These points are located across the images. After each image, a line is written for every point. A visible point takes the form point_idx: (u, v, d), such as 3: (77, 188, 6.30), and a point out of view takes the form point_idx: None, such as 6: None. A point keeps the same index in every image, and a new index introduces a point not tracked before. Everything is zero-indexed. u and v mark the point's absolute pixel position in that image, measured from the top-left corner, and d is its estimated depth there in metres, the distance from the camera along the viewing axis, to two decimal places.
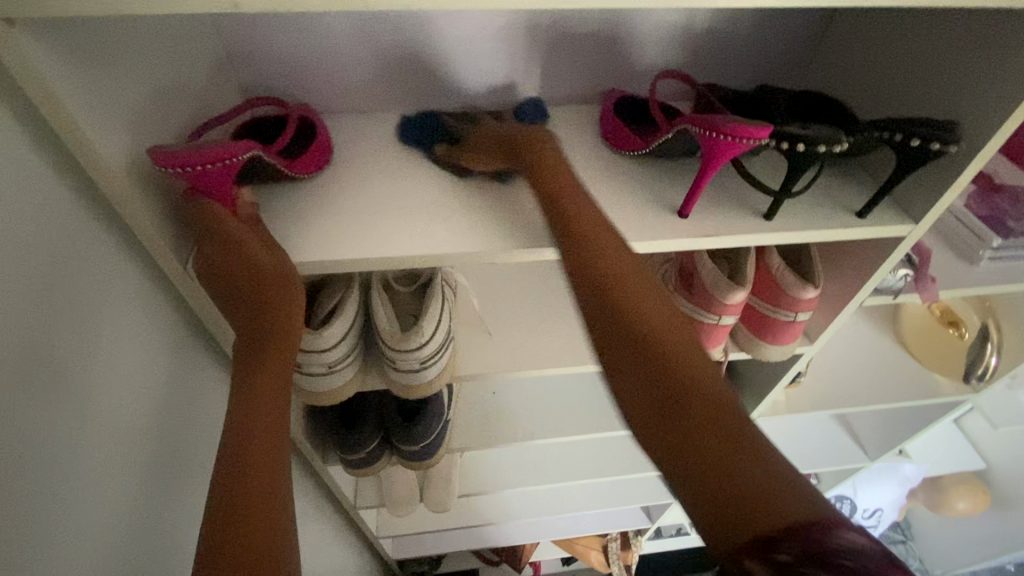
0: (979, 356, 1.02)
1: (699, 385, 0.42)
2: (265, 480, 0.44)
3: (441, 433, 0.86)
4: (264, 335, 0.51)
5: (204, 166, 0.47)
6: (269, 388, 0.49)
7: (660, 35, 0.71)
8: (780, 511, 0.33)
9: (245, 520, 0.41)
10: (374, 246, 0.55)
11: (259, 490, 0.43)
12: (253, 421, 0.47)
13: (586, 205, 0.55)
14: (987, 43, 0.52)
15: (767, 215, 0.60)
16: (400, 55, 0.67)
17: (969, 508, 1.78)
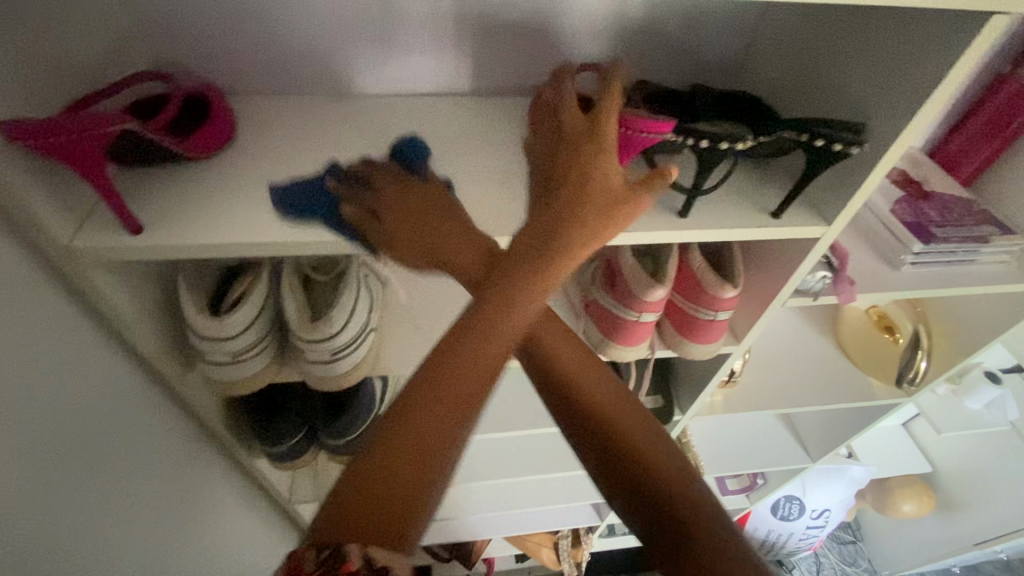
0: (911, 361, 1.04)
1: (593, 379, 0.52)
2: (426, 438, 0.43)
3: (369, 426, 0.85)
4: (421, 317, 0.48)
5: (69, 136, 0.45)
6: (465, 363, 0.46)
7: (591, 28, 0.70)
8: (663, 468, 0.47)
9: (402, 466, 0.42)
10: (284, 229, 0.54)
11: (417, 464, 0.42)
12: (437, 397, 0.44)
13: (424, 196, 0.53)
14: (897, 46, 0.53)
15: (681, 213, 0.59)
16: (322, 37, 0.66)
17: (914, 511, 1.82)
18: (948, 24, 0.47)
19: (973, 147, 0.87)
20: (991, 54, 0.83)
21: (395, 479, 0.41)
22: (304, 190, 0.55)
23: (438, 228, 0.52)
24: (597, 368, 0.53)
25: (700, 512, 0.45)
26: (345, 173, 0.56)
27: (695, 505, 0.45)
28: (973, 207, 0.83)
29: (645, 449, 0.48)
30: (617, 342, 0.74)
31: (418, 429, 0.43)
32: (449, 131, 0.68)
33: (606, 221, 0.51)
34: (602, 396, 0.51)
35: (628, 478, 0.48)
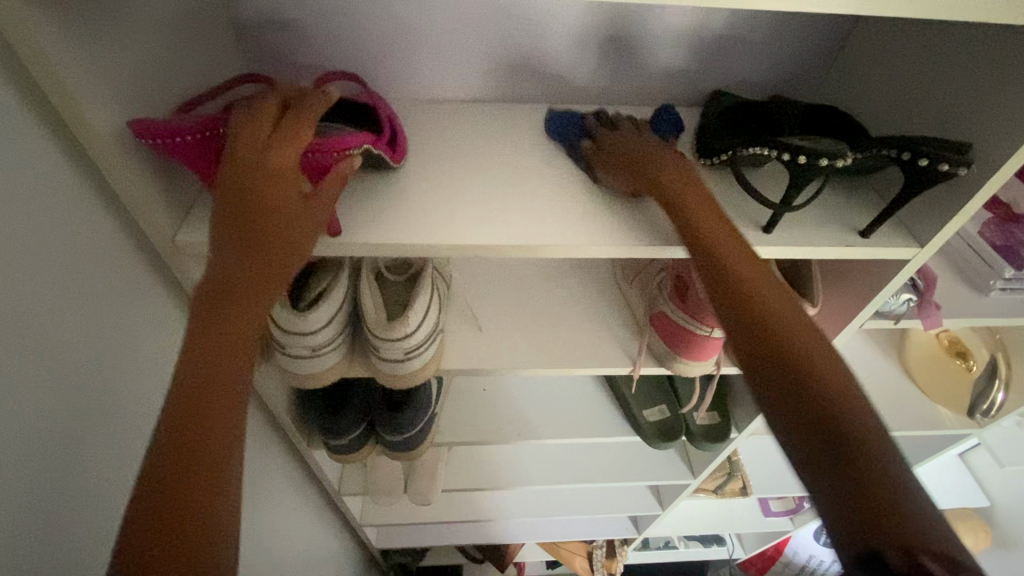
0: (987, 390, 1.00)
1: (779, 307, 0.45)
2: (227, 399, 0.39)
3: (427, 425, 0.86)
4: (257, 242, 0.45)
5: (191, 136, 0.47)
6: (223, 332, 0.41)
7: (672, 38, 0.70)
8: (865, 425, 0.37)
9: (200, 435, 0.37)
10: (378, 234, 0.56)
11: (206, 444, 0.36)
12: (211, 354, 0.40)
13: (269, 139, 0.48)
14: (1011, 64, 0.50)
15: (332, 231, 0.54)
16: (409, 43, 0.68)
17: (968, 546, 1.74)
18: None
19: None
20: None
21: (186, 446, 0.36)
22: (572, 121, 0.70)
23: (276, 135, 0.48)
24: (791, 304, 0.46)
25: (902, 496, 0.33)
26: (590, 130, 0.67)
27: (905, 488, 0.33)
28: None
29: (834, 396, 0.39)
30: (681, 356, 0.75)
31: (211, 411, 0.38)
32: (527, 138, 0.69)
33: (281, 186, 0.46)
34: (791, 325, 0.44)
35: (807, 406, 0.39)
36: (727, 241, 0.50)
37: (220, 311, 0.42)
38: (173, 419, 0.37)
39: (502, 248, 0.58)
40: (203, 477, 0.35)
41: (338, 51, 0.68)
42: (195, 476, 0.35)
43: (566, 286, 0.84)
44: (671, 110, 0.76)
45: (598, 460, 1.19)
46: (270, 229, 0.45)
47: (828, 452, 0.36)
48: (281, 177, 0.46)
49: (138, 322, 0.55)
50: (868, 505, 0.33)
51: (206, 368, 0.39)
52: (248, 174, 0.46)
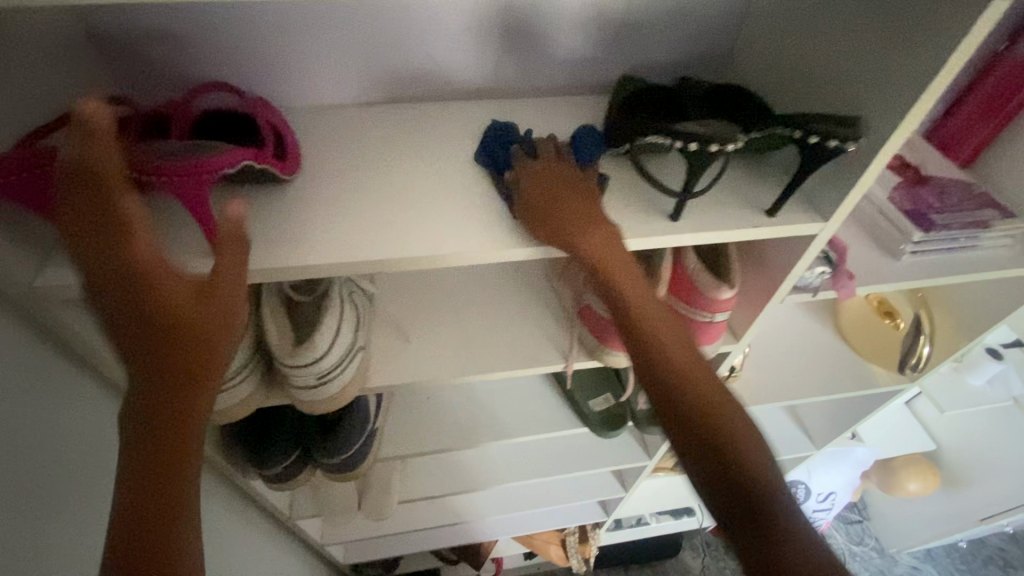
0: (913, 347, 1.02)
1: (635, 293, 0.57)
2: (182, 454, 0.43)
3: (366, 442, 0.83)
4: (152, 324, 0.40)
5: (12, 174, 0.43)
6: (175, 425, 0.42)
7: (571, 25, 0.68)
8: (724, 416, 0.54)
9: (160, 483, 0.42)
10: (270, 257, 0.53)
11: (172, 489, 0.42)
12: (162, 427, 0.42)
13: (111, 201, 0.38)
14: (890, 32, 0.50)
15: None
16: (292, 48, 0.64)
17: (920, 489, 1.82)
18: (945, 5, 0.45)
19: (968, 131, 0.86)
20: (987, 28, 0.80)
21: (150, 495, 0.42)
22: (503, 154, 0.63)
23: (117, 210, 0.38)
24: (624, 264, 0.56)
25: (753, 463, 0.52)
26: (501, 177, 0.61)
27: (757, 460, 0.52)
28: (969, 190, 0.81)
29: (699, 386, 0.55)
30: (611, 348, 0.74)
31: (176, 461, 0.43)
32: (430, 140, 0.66)
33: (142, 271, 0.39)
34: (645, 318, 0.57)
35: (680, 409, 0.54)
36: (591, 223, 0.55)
37: (165, 399, 0.42)
38: (141, 478, 0.42)
39: (406, 260, 0.55)
40: (169, 520, 0.42)
41: (215, 62, 0.63)
42: (160, 517, 0.41)
43: (495, 287, 0.82)
44: (579, 98, 0.74)
45: (554, 453, 1.18)
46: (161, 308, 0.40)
47: (701, 446, 0.53)
48: (128, 250, 0.39)
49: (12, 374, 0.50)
50: (736, 497, 0.50)
51: (159, 442, 0.42)
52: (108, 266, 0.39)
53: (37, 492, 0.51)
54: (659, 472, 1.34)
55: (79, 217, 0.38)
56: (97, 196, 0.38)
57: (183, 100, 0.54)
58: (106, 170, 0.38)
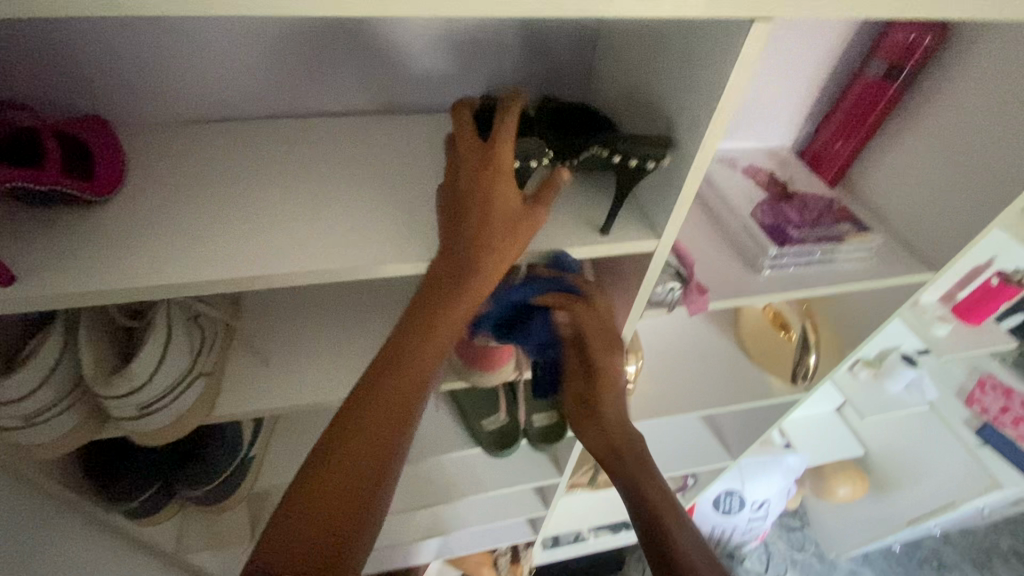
0: (802, 357, 1.04)
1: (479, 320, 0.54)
2: (380, 452, 0.50)
3: (236, 469, 0.81)
4: (423, 345, 0.51)
5: None
6: (366, 435, 0.49)
7: (423, 42, 0.68)
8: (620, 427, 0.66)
9: (351, 474, 0.49)
10: (64, 281, 0.49)
11: (354, 480, 0.49)
12: (351, 438, 0.49)
13: (476, 271, 0.51)
14: (693, 55, 0.51)
15: (5, 281, 0.48)
16: (119, 63, 0.61)
17: (848, 494, 1.85)
18: (729, 29, 0.46)
19: (832, 149, 0.89)
20: (842, 51, 0.84)
21: (326, 490, 0.48)
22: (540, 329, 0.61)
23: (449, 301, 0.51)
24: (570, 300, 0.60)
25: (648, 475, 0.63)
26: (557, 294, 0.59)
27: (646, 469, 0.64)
28: (830, 204, 0.84)
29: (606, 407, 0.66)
30: (476, 367, 0.73)
31: (359, 453, 0.49)
32: (274, 160, 0.64)
33: (450, 309, 0.51)
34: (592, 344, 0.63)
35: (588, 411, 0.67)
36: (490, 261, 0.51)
37: (370, 414, 0.49)
38: (322, 472, 0.48)
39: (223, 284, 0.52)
40: (353, 500, 0.48)
41: (35, 77, 0.59)
42: (335, 498, 0.48)
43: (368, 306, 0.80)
44: (441, 116, 0.73)
45: (463, 473, 1.16)
46: (436, 340, 0.51)
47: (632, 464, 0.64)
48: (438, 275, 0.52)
49: None
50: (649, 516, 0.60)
51: (353, 445, 0.49)
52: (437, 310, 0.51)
53: None
54: (577, 488, 1.33)
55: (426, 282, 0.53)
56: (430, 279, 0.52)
57: None
58: (451, 288, 0.51)
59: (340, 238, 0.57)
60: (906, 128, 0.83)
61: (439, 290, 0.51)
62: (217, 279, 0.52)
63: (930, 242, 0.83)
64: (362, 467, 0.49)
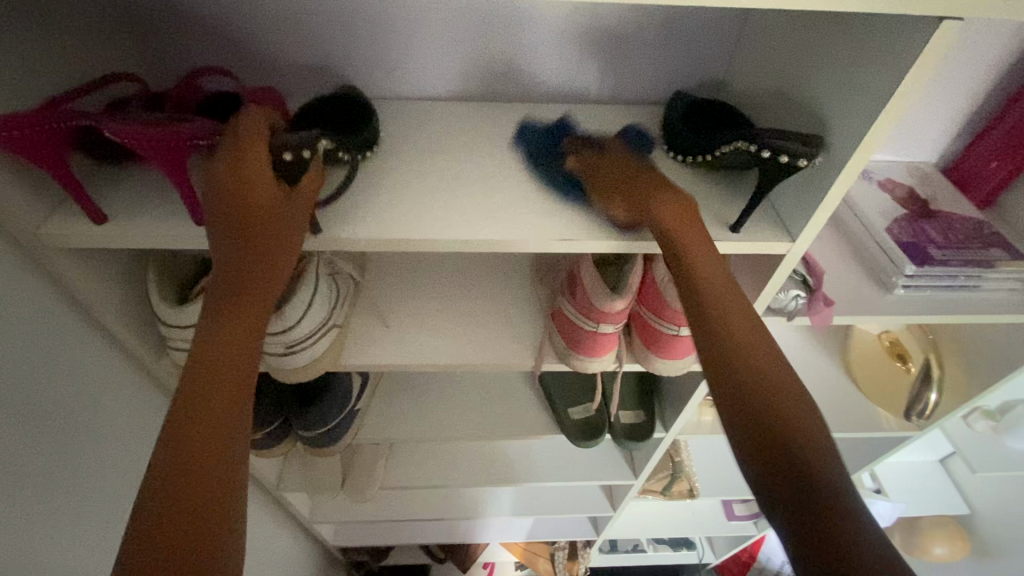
0: (921, 393, 0.98)
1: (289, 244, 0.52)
2: (234, 372, 0.48)
3: (344, 419, 0.88)
4: (235, 282, 0.50)
5: (16, 128, 0.45)
6: (232, 356, 0.48)
7: (566, 34, 0.70)
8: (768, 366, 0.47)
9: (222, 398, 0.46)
10: None
11: (221, 402, 0.46)
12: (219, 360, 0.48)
13: (282, 216, 0.51)
14: (859, 53, 0.50)
15: (196, 220, 0.54)
16: (298, 41, 0.68)
17: (946, 553, 1.68)
18: (908, 28, 0.44)
19: (986, 168, 0.82)
20: (1012, 62, 0.77)
21: (197, 423, 0.45)
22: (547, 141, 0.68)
23: (271, 227, 0.51)
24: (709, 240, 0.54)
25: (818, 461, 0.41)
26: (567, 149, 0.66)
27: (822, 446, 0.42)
28: (978, 227, 0.77)
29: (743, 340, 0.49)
30: (580, 352, 0.74)
31: (213, 368, 0.47)
32: (420, 135, 0.69)
33: (270, 249, 0.51)
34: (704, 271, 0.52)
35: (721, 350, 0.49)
36: (263, 182, 0.50)
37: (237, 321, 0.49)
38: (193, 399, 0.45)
39: (374, 243, 0.58)
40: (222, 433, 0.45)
41: (233, 49, 0.68)
42: (216, 429, 0.45)
43: (477, 283, 0.84)
44: (572, 106, 0.75)
45: (539, 460, 1.18)
46: (273, 268, 0.52)
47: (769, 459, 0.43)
48: (260, 211, 0.50)
49: (32, 321, 0.54)
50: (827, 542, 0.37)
51: (222, 367, 0.47)
52: (242, 237, 0.50)
53: (39, 431, 0.55)
54: (649, 494, 1.31)
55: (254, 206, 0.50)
56: (241, 203, 0.50)
57: (185, 82, 0.60)
58: (263, 213, 0.51)
59: (478, 210, 0.61)
60: None
61: (263, 215, 0.51)
62: (332, 237, 0.57)
63: None
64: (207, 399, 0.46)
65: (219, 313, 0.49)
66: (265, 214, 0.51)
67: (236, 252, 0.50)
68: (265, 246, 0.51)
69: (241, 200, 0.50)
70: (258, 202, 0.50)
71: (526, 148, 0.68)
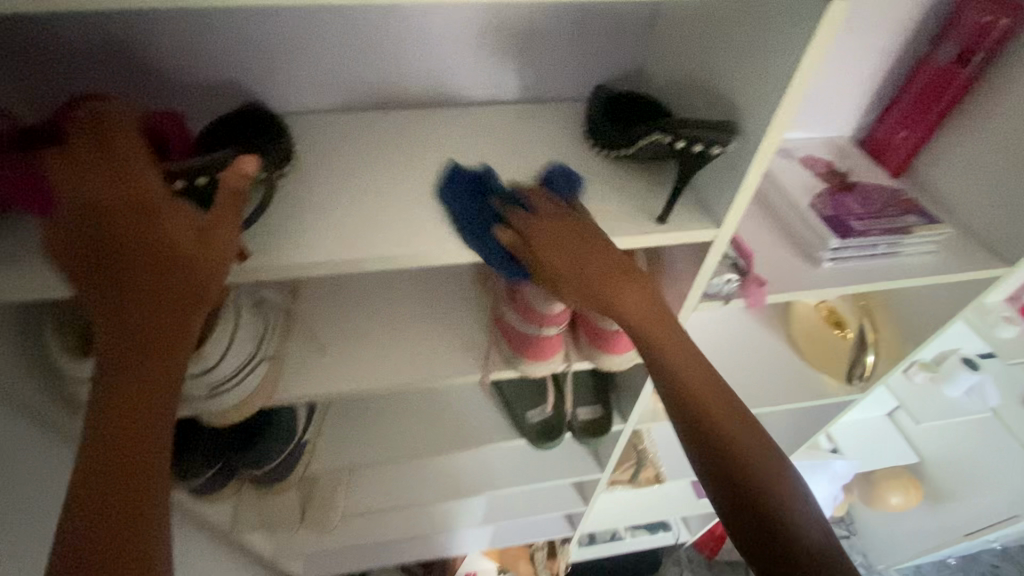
0: (859, 357, 1.01)
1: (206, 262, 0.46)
2: (144, 405, 0.44)
3: (292, 452, 0.84)
4: (140, 308, 0.44)
5: None
6: (143, 389, 0.44)
7: (479, 35, 0.68)
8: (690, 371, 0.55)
9: (131, 437, 0.43)
10: None
11: (135, 441, 0.43)
12: (128, 395, 0.43)
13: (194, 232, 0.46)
14: (761, 38, 0.50)
15: (87, 263, 0.49)
16: (192, 60, 0.63)
17: (902, 503, 1.76)
18: (802, 10, 0.45)
19: (896, 138, 0.86)
20: (909, 36, 0.80)
21: (118, 464, 0.43)
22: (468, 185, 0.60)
23: (182, 244, 0.45)
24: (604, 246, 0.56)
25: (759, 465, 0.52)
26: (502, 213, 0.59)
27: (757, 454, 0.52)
28: (894, 195, 0.81)
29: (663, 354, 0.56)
30: (527, 357, 0.73)
31: (124, 404, 0.43)
32: (336, 150, 0.66)
33: (181, 269, 0.45)
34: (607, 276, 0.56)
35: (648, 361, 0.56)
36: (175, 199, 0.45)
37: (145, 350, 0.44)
38: (110, 443, 0.43)
39: (291, 270, 0.54)
40: (147, 470, 0.43)
41: (119, 74, 0.62)
42: (135, 470, 0.43)
43: (418, 297, 0.82)
44: (494, 108, 0.73)
45: (505, 466, 1.16)
46: (188, 288, 0.46)
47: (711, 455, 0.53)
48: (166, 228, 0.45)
49: None
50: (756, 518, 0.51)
51: (130, 402, 0.43)
52: (143, 256, 0.44)
53: None
54: (618, 485, 1.32)
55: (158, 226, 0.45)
56: (147, 221, 0.44)
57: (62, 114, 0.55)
58: (174, 231, 0.45)
59: (402, 224, 0.58)
60: (980, 114, 0.78)
61: (176, 232, 0.45)
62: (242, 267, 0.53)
63: (1003, 235, 0.78)
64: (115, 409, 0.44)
65: (123, 344, 0.44)
66: (173, 230, 0.45)
67: (139, 272, 0.44)
68: (175, 266, 0.45)
69: (144, 219, 0.44)
70: (168, 219, 0.45)
71: (373, 158, 0.64)
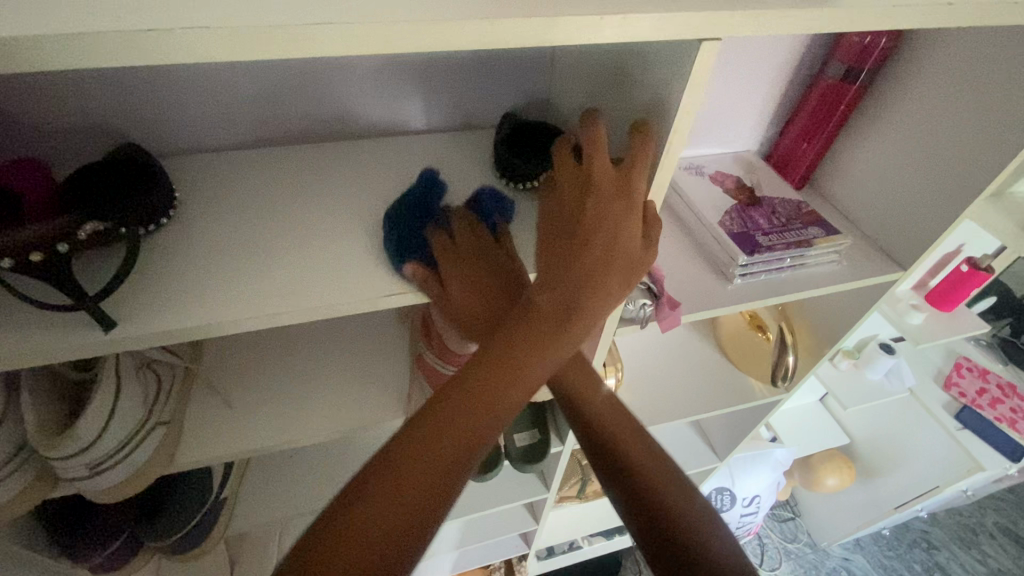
0: (781, 356, 1.02)
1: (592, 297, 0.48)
2: (443, 461, 0.43)
3: (208, 514, 0.78)
4: (523, 333, 0.46)
5: None
6: (464, 432, 0.44)
7: (375, 68, 0.65)
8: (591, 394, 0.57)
9: (431, 478, 0.43)
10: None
11: (433, 494, 0.42)
12: (451, 433, 0.44)
13: (604, 261, 0.48)
14: (648, 75, 0.50)
15: None
16: (48, 108, 0.57)
17: (837, 483, 1.82)
18: (681, 50, 0.45)
19: (797, 151, 0.89)
20: (801, 56, 0.83)
21: (389, 520, 0.41)
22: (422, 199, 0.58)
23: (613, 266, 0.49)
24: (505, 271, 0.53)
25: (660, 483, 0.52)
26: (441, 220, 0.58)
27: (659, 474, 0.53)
28: (797, 207, 0.84)
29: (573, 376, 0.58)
30: None
31: (438, 448, 0.43)
32: (225, 196, 0.61)
33: (563, 299, 0.47)
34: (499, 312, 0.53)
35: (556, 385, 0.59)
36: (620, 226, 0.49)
37: (484, 383, 0.45)
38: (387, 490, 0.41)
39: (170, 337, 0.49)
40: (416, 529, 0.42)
41: None
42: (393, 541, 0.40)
43: (335, 340, 0.78)
44: (399, 141, 0.71)
45: None
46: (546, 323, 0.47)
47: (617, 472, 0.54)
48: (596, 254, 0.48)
49: None
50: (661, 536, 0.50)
51: (433, 452, 0.43)
52: (554, 280, 0.47)
53: None
54: (568, 502, 1.32)
55: (580, 250, 0.48)
56: (586, 242, 0.48)
57: None
58: (594, 257, 0.48)
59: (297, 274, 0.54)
60: (869, 128, 0.83)
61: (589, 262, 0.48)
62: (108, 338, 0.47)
63: (897, 239, 0.83)
64: (432, 492, 0.43)
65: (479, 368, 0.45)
66: (577, 257, 0.48)
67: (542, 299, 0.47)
68: (548, 299, 0.47)
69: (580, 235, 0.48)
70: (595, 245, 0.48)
71: (268, 204, 0.60)
